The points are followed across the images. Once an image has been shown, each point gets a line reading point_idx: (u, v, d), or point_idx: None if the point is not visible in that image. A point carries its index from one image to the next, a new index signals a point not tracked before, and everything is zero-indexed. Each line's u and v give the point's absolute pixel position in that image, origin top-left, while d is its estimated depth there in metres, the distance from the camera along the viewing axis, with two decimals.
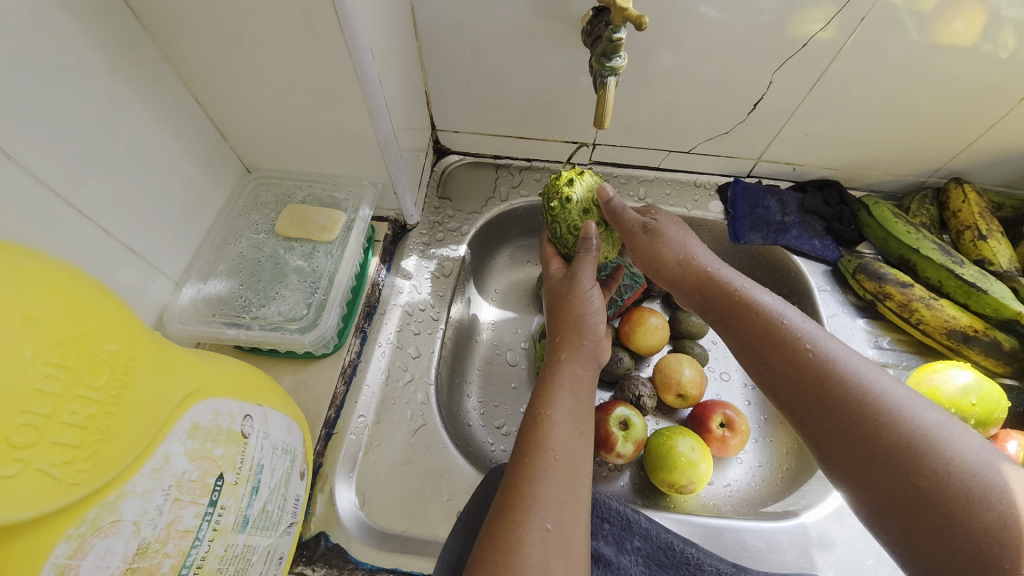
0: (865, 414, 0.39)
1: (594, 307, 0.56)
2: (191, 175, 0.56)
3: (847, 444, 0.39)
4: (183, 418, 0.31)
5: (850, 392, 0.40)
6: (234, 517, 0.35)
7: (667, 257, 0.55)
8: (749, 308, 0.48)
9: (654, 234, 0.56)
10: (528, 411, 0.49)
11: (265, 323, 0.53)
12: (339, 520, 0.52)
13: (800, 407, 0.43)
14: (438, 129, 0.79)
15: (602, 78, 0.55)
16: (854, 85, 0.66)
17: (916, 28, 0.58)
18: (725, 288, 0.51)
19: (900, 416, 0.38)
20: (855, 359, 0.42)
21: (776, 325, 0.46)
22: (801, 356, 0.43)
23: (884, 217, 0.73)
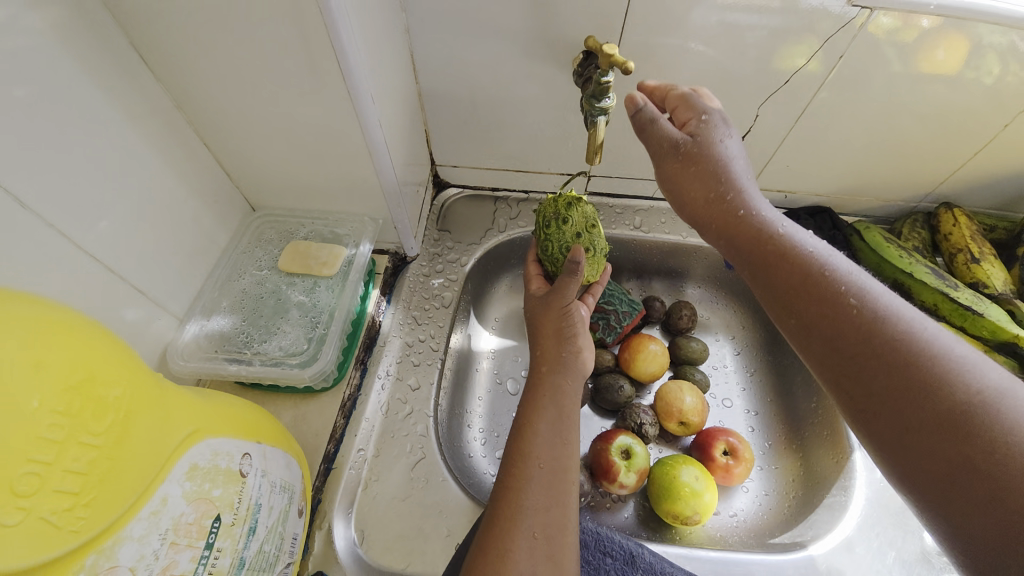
0: (916, 364, 0.36)
1: (574, 321, 0.58)
2: (198, 215, 0.57)
3: (891, 397, 0.36)
4: (181, 459, 0.32)
5: (901, 352, 0.37)
6: (230, 559, 0.35)
7: (699, 186, 0.49)
8: (784, 260, 0.44)
9: (693, 155, 0.49)
10: (514, 423, 0.52)
11: (266, 358, 0.54)
12: (337, 559, 0.51)
13: (838, 357, 0.39)
14: (437, 164, 0.82)
15: (592, 118, 0.57)
16: (837, 115, 0.68)
17: (897, 59, 0.60)
18: (759, 235, 0.46)
19: (958, 378, 0.35)
20: (906, 316, 0.38)
21: (816, 279, 0.42)
22: (845, 312, 0.40)
23: (876, 242, 0.74)
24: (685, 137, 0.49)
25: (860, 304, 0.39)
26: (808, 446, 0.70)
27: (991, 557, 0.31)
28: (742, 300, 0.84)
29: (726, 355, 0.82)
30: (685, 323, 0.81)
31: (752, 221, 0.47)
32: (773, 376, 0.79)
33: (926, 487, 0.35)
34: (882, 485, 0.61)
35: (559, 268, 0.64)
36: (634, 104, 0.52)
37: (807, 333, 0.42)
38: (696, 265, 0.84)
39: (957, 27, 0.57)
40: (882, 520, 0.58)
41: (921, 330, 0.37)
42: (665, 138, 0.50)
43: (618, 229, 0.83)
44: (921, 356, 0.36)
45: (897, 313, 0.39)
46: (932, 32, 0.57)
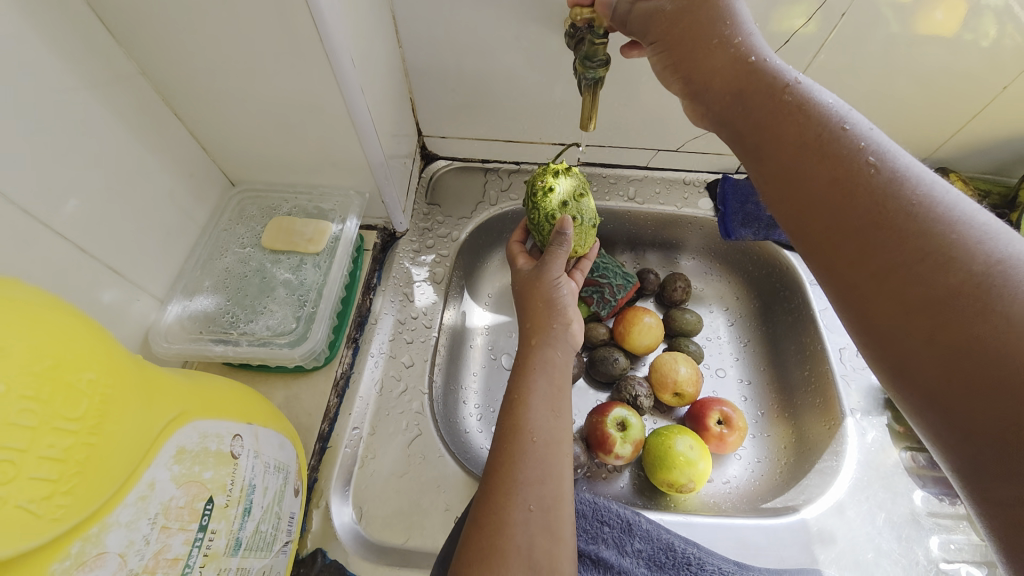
0: (927, 225, 0.33)
1: (563, 294, 0.58)
2: (175, 191, 0.55)
3: (893, 257, 0.33)
4: (168, 442, 0.31)
5: (917, 217, 0.33)
6: (225, 541, 0.35)
7: (693, 45, 0.45)
8: (796, 120, 0.40)
9: (686, 11, 0.44)
10: (506, 397, 0.51)
11: (253, 338, 0.53)
12: (336, 536, 0.51)
13: (843, 216, 0.36)
14: (424, 134, 0.79)
15: (587, 81, 0.54)
16: (837, 78, 0.66)
17: (897, 20, 0.58)
18: (770, 92, 0.42)
19: (976, 242, 0.31)
20: (926, 181, 0.35)
21: (829, 139, 0.38)
22: (861, 172, 0.36)
23: None
24: None
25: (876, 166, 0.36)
26: (801, 413, 0.71)
27: (987, 434, 0.29)
28: (737, 271, 0.84)
29: (720, 326, 0.83)
30: (679, 294, 0.80)
31: (761, 77, 0.42)
32: (766, 346, 0.79)
33: (922, 359, 0.32)
34: (873, 449, 0.62)
35: (545, 237, 0.62)
36: (608, 5, 0.49)
37: (810, 201, 0.38)
38: (690, 236, 0.84)
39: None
40: (872, 483, 0.60)
41: (942, 196, 0.34)
42: (649, 11, 0.47)
43: (612, 200, 0.81)
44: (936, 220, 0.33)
45: (918, 177, 0.35)
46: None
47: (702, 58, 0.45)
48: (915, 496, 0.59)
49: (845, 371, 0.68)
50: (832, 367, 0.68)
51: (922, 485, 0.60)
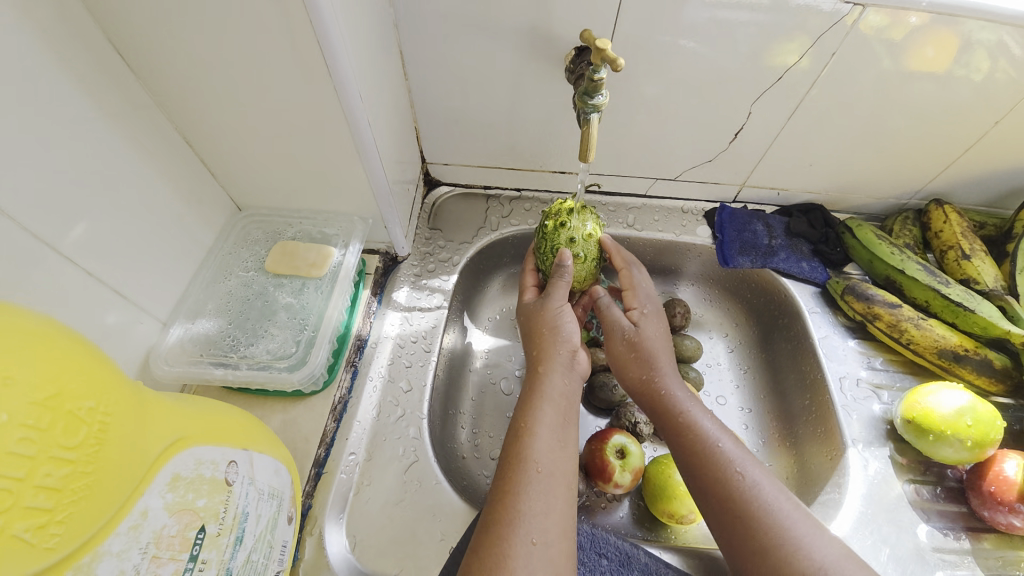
0: (769, 525, 0.46)
1: (567, 321, 0.58)
2: (183, 215, 0.56)
3: (748, 545, 0.46)
4: (163, 469, 0.31)
5: (763, 516, 0.47)
6: (215, 570, 0.34)
7: (635, 366, 0.59)
8: (692, 431, 0.53)
9: (634, 343, 0.60)
10: (511, 425, 0.51)
11: (253, 362, 0.53)
12: (328, 565, 0.50)
13: (716, 505, 0.49)
14: (427, 162, 0.81)
15: (585, 115, 0.56)
16: (831, 112, 0.68)
17: (888, 56, 0.60)
18: (673, 409, 0.56)
19: (802, 543, 0.45)
20: (773, 490, 0.49)
21: (714, 445, 0.52)
22: (730, 477, 0.49)
23: (867, 239, 0.74)
24: (631, 326, 0.61)
25: (742, 475, 0.49)
26: (803, 443, 0.70)
27: None
28: (736, 297, 0.84)
29: (720, 353, 0.83)
30: (678, 321, 0.81)
31: (668, 394, 0.57)
32: (767, 374, 0.79)
33: None
34: (876, 481, 0.61)
35: (548, 266, 0.63)
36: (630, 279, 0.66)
37: (700, 489, 0.51)
38: (689, 263, 0.84)
39: (946, 24, 0.56)
40: (877, 517, 0.58)
41: (779, 501, 0.48)
42: (615, 325, 0.62)
43: (611, 226, 0.82)
44: (785, 543, 0.45)
45: (767, 489, 0.48)
46: (919, 32, 0.57)
47: (636, 376, 0.59)
48: (920, 531, 0.58)
49: (845, 401, 0.67)
50: (833, 398, 0.67)
51: (927, 519, 0.59)
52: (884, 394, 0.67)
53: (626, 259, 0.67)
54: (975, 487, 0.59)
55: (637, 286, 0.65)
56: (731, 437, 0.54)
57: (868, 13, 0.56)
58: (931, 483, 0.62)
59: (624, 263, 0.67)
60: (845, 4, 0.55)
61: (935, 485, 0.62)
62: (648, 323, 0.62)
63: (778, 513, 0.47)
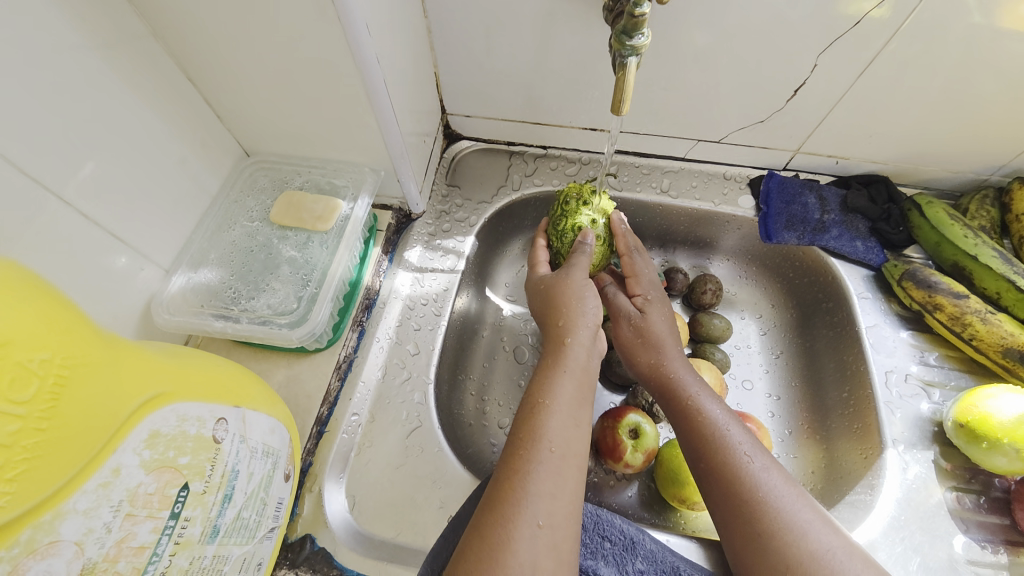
0: (776, 515, 0.43)
1: (592, 295, 0.55)
2: (186, 159, 0.53)
3: (750, 535, 0.43)
4: (137, 427, 0.30)
5: (769, 505, 0.43)
6: (201, 528, 0.34)
7: (641, 349, 0.57)
8: (698, 414, 0.50)
9: (639, 328, 0.58)
10: (525, 399, 0.48)
11: (253, 316, 0.51)
12: (326, 522, 0.49)
13: (719, 492, 0.46)
14: (448, 112, 0.75)
15: (621, 59, 0.48)
16: (912, 69, 0.58)
17: (981, 9, 0.51)
18: (680, 391, 0.52)
19: (810, 536, 0.41)
20: (782, 481, 0.45)
21: (720, 429, 0.48)
22: (736, 462, 0.46)
23: (938, 219, 0.65)
24: (635, 311, 0.59)
25: (749, 462, 0.46)
26: (834, 437, 0.65)
27: None
28: (776, 276, 0.77)
29: (751, 335, 0.77)
30: (708, 298, 0.75)
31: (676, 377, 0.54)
32: (802, 361, 0.73)
33: None
34: (914, 486, 0.55)
35: (566, 246, 0.61)
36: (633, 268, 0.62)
37: (703, 474, 0.48)
38: (726, 235, 0.77)
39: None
40: (910, 524, 0.53)
41: (788, 491, 0.44)
42: (619, 311, 0.59)
43: (642, 191, 0.76)
44: (790, 531, 0.42)
45: (775, 478, 0.45)
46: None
47: (642, 360, 0.56)
48: (956, 541, 0.53)
49: (890, 398, 0.61)
50: (875, 393, 0.61)
51: (966, 529, 0.54)
52: (935, 393, 0.61)
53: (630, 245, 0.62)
54: None
55: (640, 273, 0.62)
56: (741, 424, 0.50)
57: None
58: (975, 492, 0.56)
59: (626, 248, 0.62)
60: None
61: (979, 494, 0.56)
62: (654, 311, 0.59)
63: (785, 501, 0.43)
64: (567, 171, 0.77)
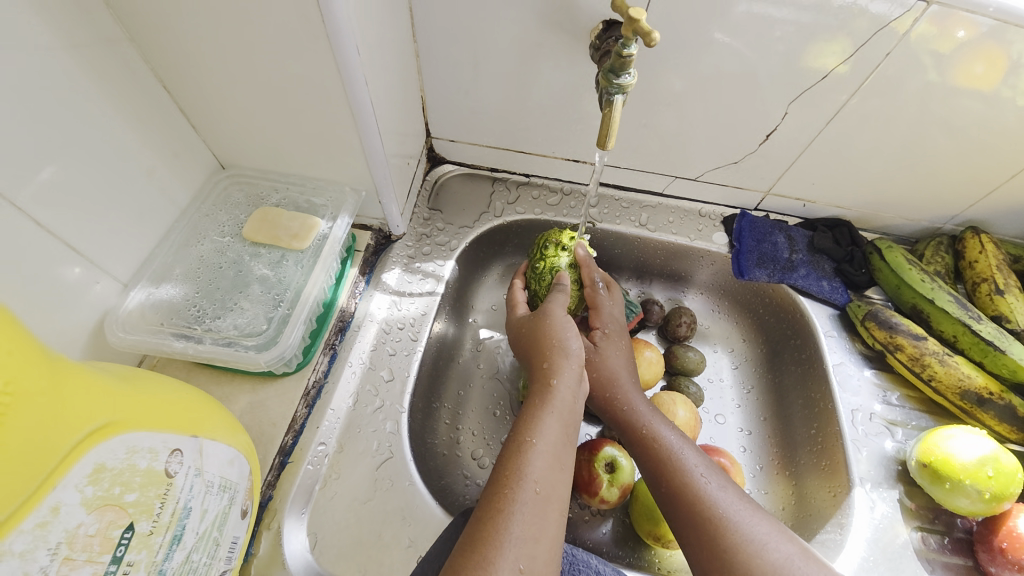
0: (735, 529, 0.45)
1: (574, 334, 0.54)
2: (154, 168, 0.51)
3: (714, 551, 0.45)
4: (81, 459, 0.27)
5: (727, 519, 0.46)
6: (144, 574, 0.30)
7: (603, 380, 0.58)
8: (657, 441, 0.53)
9: (592, 363, 0.59)
10: (510, 438, 0.47)
11: (218, 337, 0.48)
12: (284, 564, 0.46)
13: (681, 514, 0.48)
14: (433, 136, 0.75)
15: (608, 95, 0.50)
16: (871, 122, 0.62)
17: (935, 67, 0.55)
18: (639, 422, 0.55)
19: (767, 546, 0.44)
20: (736, 494, 0.48)
21: (678, 453, 0.51)
22: (696, 481, 0.49)
23: (897, 263, 0.69)
24: (588, 344, 0.60)
25: (706, 481, 0.49)
26: (803, 474, 0.66)
27: None
28: (746, 311, 0.79)
29: (724, 369, 0.78)
30: (683, 331, 0.76)
31: (634, 407, 0.56)
32: (772, 396, 0.74)
33: None
34: (881, 526, 0.57)
35: (544, 288, 0.62)
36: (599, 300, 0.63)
37: (667, 500, 0.49)
38: (701, 269, 0.80)
39: (994, 38, 0.51)
40: (879, 565, 0.54)
41: (742, 504, 0.47)
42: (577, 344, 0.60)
43: (622, 224, 0.78)
44: (749, 544, 0.44)
45: (729, 494, 0.48)
46: (969, 45, 0.52)
47: (603, 392, 0.58)
48: None
49: (856, 436, 0.62)
50: (843, 430, 0.63)
51: (931, 569, 0.55)
52: (898, 432, 0.63)
53: (592, 277, 0.62)
54: (987, 541, 0.55)
55: (599, 305, 0.62)
56: (694, 446, 0.53)
57: (921, 21, 0.51)
58: (939, 532, 0.57)
59: (590, 279, 0.62)
60: (896, 8, 0.50)
61: (943, 535, 0.57)
62: (608, 343, 0.60)
63: (741, 514, 0.46)
64: (549, 200, 0.78)
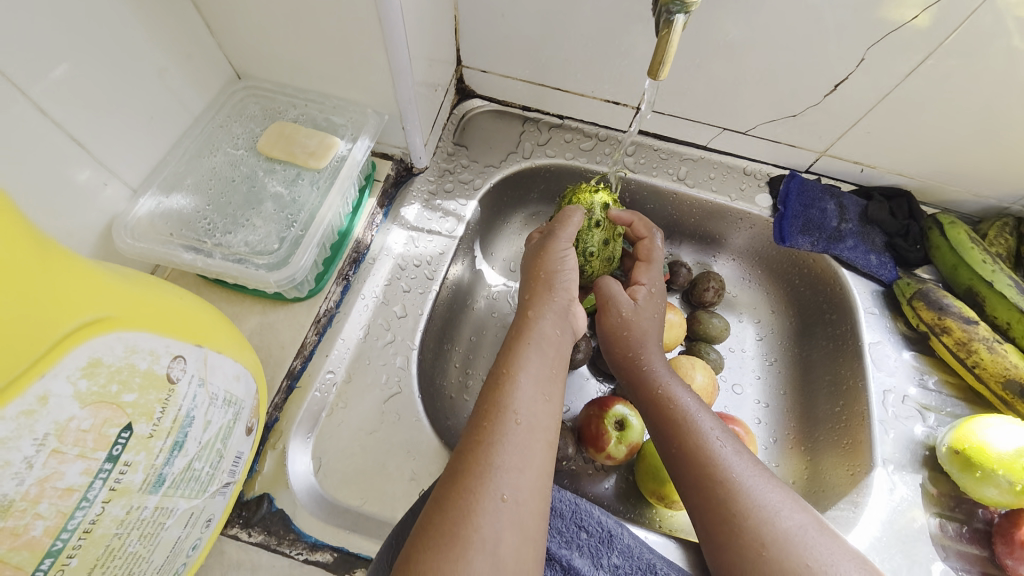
0: (746, 495, 0.43)
1: (569, 268, 0.54)
2: (166, 69, 0.48)
3: (723, 514, 0.43)
4: (73, 352, 0.26)
5: (739, 484, 0.44)
6: (142, 476, 0.30)
7: (628, 340, 0.55)
8: (670, 402, 0.50)
9: (626, 324, 0.55)
10: (492, 370, 0.47)
11: (228, 253, 0.46)
12: (287, 483, 0.46)
13: (689, 476, 0.46)
14: (463, 65, 0.70)
15: (668, 15, 0.43)
16: (947, 87, 0.55)
17: (1021, 33, 0.49)
18: (652, 382, 0.53)
19: (779, 515, 0.42)
20: (751, 462, 0.46)
21: (692, 416, 0.49)
22: (709, 445, 0.46)
23: (958, 240, 0.63)
24: (629, 302, 0.56)
25: (720, 446, 0.46)
26: (820, 450, 0.64)
27: None
28: (781, 281, 0.74)
29: (747, 339, 0.75)
30: (709, 296, 0.73)
31: (649, 367, 0.54)
32: (797, 370, 0.71)
33: None
34: (898, 509, 0.54)
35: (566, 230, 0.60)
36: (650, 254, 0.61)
37: (676, 462, 0.47)
38: (737, 233, 0.74)
39: None
40: (891, 546, 0.52)
41: (757, 471, 0.45)
42: (610, 300, 0.56)
43: (658, 176, 0.72)
44: (760, 511, 0.42)
45: (743, 461, 0.46)
46: None
47: (618, 350, 0.55)
48: (933, 567, 0.52)
49: (885, 416, 0.59)
50: (870, 410, 0.60)
51: (944, 556, 0.53)
52: (930, 417, 0.60)
53: (649, 227, 0.62)
54: (1006, 533, 0.52)
55: (653, 259, 0.60)
56: (709, 411, 0.50)
57: None
58: (958, 520, 0.55)
59: (647, 230, 0.62)
60: None
61: (961, 523, 0.55)
62: (650, 303, 0.57)
63: (754, 482, 0.44)
64: (582, 145, 0.73)
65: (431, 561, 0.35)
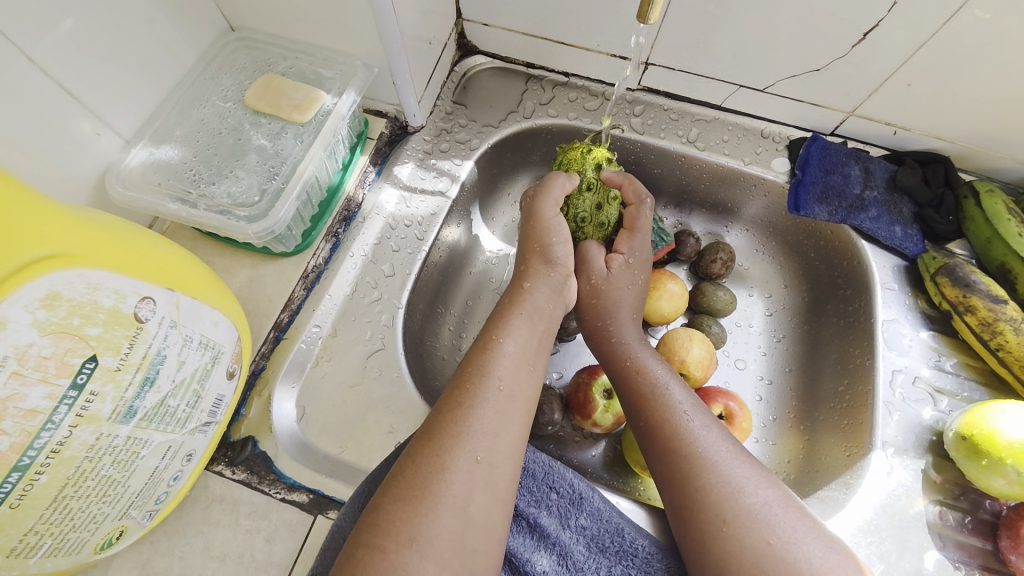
0: (712, 470, 0.42)
1: (560, 241, 0.52)
2: (155, 18, 0.47)
3: (687, 489, 0.42)
4: (28, 283, 0.27)
5: (705, 458, 0.42)
6: (111, 406, 0.32)
7: (607, 311, 0.53)
8: (643, 374, 0.49)
9: (599, 293, 0.54)
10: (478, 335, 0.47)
11: (211, 204, 0.47)
12: (271, 428, 0.48)
13: (657, 449, 0.45)
14: (464, 18, 0.66)
15: None
16: (1003, 32, 0.48)
17: None
18: (628, 353, 0.51)
19: (745, 491, 0.41)
20: (722, 435, 0.44)
21: (665, 389, 0.47)
22: (678, 419, 0.45)
23: (994, 211, 0.57)
24: (602, 270, 0.54)
25: (689, 419, 0.45)
26: (820, 429, 0.61)
27: None
28: (796, 256, 0.70)
29: (755, 314, 0.71)
30: (717, 268, 0.69)
31: (626, 339, 0.52)
32: (805, 348, 0.67)
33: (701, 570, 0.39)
34: (895, 493, 0.51)
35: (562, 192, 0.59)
36: (635, 217, 0.56)
37: (644, 435, 0.46)
38: (750, 202, 0.70)
39: None
40: (882, 530, 0.50)
41: (727, 445, 0.44)
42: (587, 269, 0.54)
43: (666, 139, 0.68)
44: (726, 486, 0.41)
45: (713, 435, 0.44)
46: None
47: (596, 320, 0.54)
48: (927, 556, 0.49)
49: (891, 398, 0.56)
50: (876, 391, 0.56)
51: (941, 545, 0.50)
52: (942, 401, 0.55)
53: (638, 193, 0.56)
54: (1012, 526, 0.49)
55: (637, 228, 0.56)
56: (684, 384, 0.49)
57: None
58: (961, 510, 0.51)
59: (634, 196, 0.56)
60: None
61: (965, 513, 0.51)
62: (625, 272, 0.54)
63: (722, 456, 0.43)
64: (586, 105, 0.69)
65: (396, 509, 0.36)
